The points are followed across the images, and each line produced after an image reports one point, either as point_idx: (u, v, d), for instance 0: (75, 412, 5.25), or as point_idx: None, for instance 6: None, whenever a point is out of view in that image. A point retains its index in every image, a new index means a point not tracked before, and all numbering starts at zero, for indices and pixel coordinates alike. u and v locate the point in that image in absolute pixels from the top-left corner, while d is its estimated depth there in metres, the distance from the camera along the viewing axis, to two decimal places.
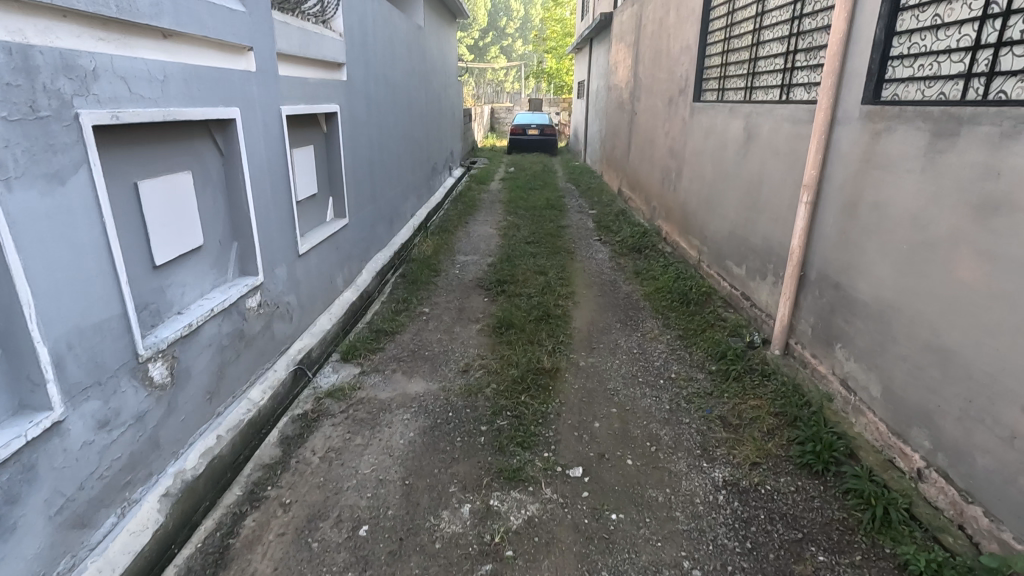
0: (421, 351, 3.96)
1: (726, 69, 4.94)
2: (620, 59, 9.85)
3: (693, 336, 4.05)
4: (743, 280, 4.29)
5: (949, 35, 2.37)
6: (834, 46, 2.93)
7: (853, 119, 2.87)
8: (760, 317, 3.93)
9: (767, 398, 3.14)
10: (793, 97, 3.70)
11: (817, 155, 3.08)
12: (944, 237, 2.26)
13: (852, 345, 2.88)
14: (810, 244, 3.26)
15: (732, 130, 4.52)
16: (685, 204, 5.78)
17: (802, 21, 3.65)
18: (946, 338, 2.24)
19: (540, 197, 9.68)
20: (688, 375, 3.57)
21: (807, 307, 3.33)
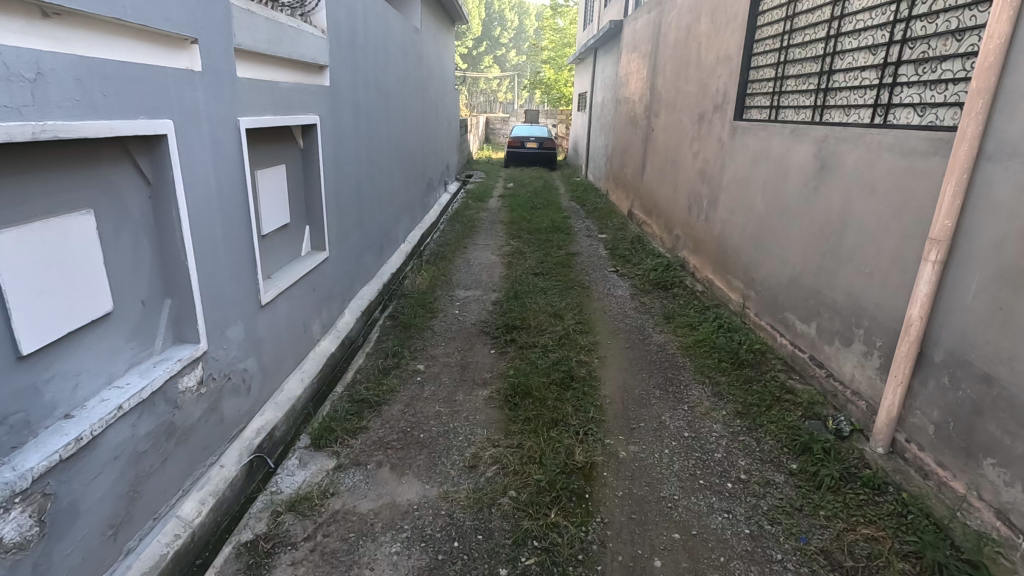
0: (416, 433, 3.13)
1: (782, 82, 4.19)
2: (632, 70, 9.10)
3: (758, 415, 3.24)
4: (813, 341, 3.52)
5: None
6: (989, 56, 2.21)
7: (1020, 155, 2.13)
8: (842, 395, 3.15)
9: (885, 525, 2.37)
10: (895, 121, 2.94)
11: (956, 201, 2.35)
12: None
13: (1019, 467, 2.10)
14: (936, 316, 2.50)
15: (795, 158, 3.76)
16: (721, 238, 5.02)
17: (908, 25, 2.90)
18: None
19: (545, 218, 8.90)
20: (764, 478, 2.75)
21: (926, 397, 2.55)
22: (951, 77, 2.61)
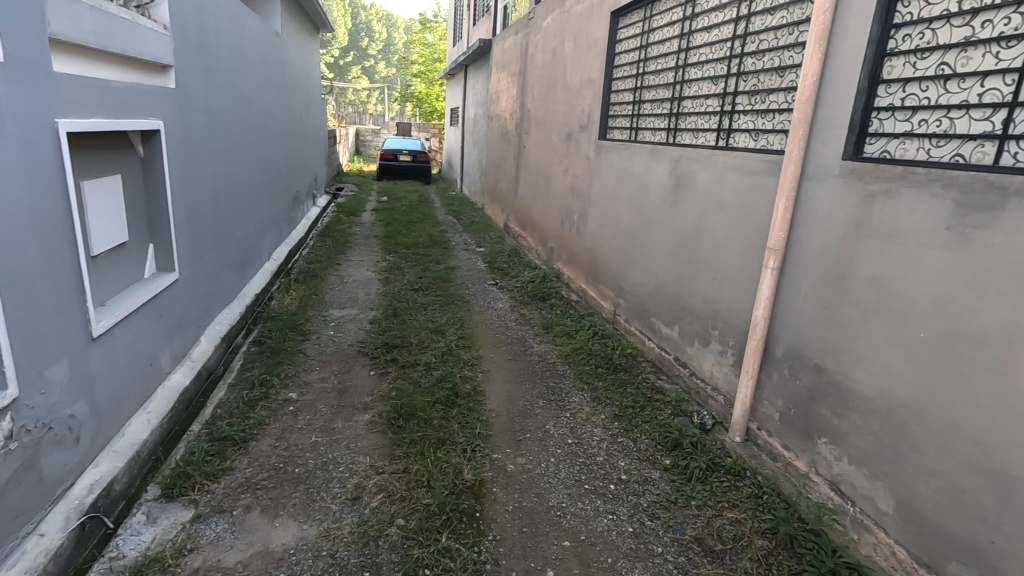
0: (289, 469, 2.86)
1: (640, 106, 4.55)
2: (502, 88, 9.37)
3: (634, 416, 3.44)
4: (676, 343, 3.84)
5: (966, 87, 2.07)
6: (806, 90, 2.58)
7: (832, 177, 2.52)
8: (703, 391, 3.47)
9: (745, 507, 2.61)
10: (735, 145, 3.33)
11: (786, 215, 2.70)
12: (993, 330, 1.87)
13: (845, 443, 2.46)
14: (776, 315, 2.86)
15: (655, 176, 4.10)
16: (592, 250, 5.30)
17: (742, 61, 3.31)
18: (1008, 461, 1.83)
19: (422, 232, 8.77)
20: (642, 476, 2.92)
21: (772, 388, 2.90)
22: (777, 107, 3.01)
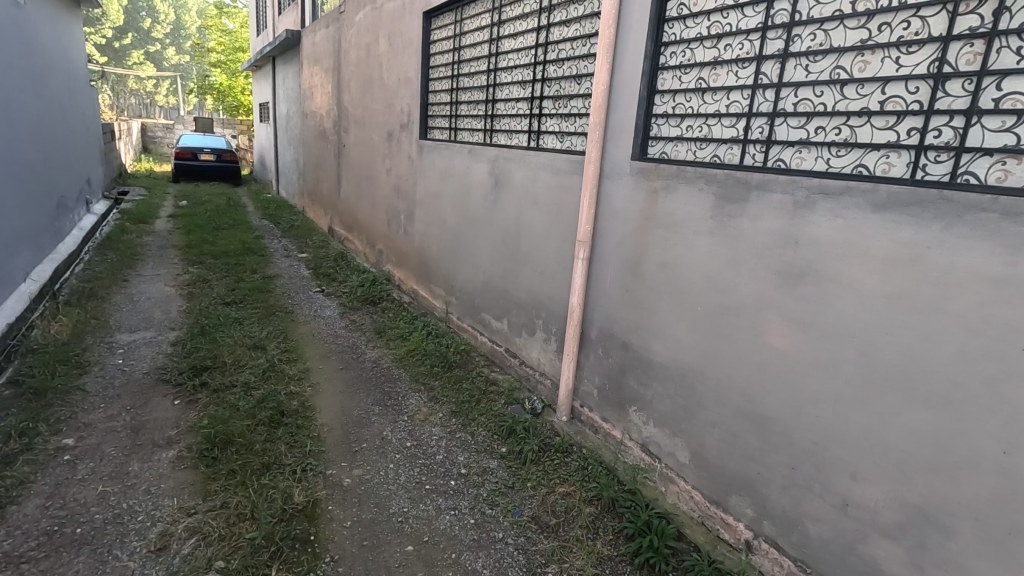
0: (69, 531, 2.37)
1: (457, 106, 4.63)
2: (316, 84, 8.85)
3: (470, 410, 3.51)
4: (506, 335, 4.02)
5: (717, 99, 2.47)
6: (600, 97, 2.87)
7: (624, 175, 2.84)
8: (533, 377, 3.70)
9: (574, 480, 2.83)
10: (544, 146, 3.58)
11: (591, 210, 2.98)
12: (748, 301, 2.27)
13: (650, 409, 2.80)
14: (589, 301, 3.15)
15: (475, 175, 4.23)
16: (421, 250, 5.29)
17: (545, 67, 3.56)
18: (765, 406, 2.24)
19: (233, 239, 7.92)
20: (481, 467, 3.00)
21: (590, 367, 3.20)
22: (577, 112, 3.30)
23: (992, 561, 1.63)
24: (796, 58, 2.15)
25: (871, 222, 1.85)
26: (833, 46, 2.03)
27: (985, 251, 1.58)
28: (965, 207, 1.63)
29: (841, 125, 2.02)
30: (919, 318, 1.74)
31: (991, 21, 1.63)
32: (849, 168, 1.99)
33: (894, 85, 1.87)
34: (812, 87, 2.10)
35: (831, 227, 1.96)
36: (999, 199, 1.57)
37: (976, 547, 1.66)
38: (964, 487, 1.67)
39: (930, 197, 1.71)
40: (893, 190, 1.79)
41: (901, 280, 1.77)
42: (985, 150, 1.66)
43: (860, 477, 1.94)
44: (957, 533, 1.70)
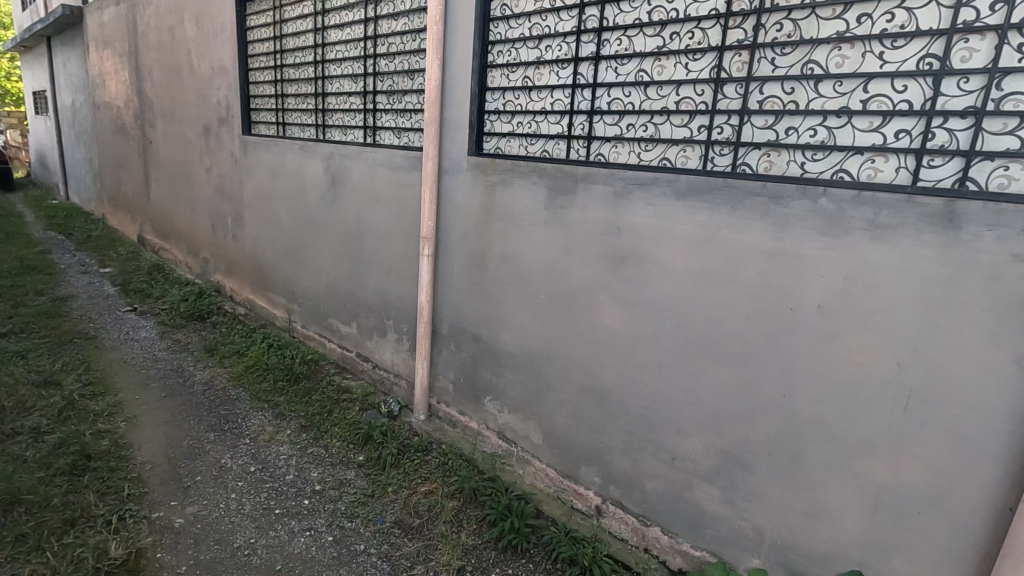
0: None
1: (283, 99, 4.30)
2: (108, 70, 7.62)
3: (321, 422, 3.31)
4: (356, 339, 3.86)
5: (543, 96, 2.61)
6: (433, 93, 2.87)
7: (462, 170, 2.88)
8: (388, 380, 3.61)
9: (436, 477, 2.82)
10: (381, 142, 3.48)
11: (432, 206, 2.97)
12: (582, 285, 2.44)
13: (504, 397, 2.89)
14: (437, 297, 3.15)
15: (309, 174, 3.98)
16: (254, 255, 4.85)
17: (376, 61, 3.45)
18: (604, 381, 2.44)
19: (6, 256, 6.53)
20: (338, 480, 2.85)
21: (444, 362, 3.21)
22: (412, 107, 3.26)
23: (783, 488, 1.95)
24: (607, 61, 2.35)
25: (676, 208, 2.09)
26: (636, 51, 2.25)
27: (762, 229, 1.88)
28: (744, 193, 1.91)
29: (647, 122, 2.25)
30: (718, 289, 2.01)
31: (752, 35, 1.92)
32: (656, 161, 2.23)
33: (685, 87, 2.13)
34: (621, 88, 2.32)
35: (645, 214, 2.19)
36: (767, 185, 1.87)
37: (771, 478, 1.98)
38: (760, 429, 1.98)
39: (718, 185, 1.98)
40: (691, 180, 2.04)
41: (702, 257, 2.04)
42: (758, 144, 1.95)
43: (683, 432, 2.20)
44: (757, 468, 2.01)
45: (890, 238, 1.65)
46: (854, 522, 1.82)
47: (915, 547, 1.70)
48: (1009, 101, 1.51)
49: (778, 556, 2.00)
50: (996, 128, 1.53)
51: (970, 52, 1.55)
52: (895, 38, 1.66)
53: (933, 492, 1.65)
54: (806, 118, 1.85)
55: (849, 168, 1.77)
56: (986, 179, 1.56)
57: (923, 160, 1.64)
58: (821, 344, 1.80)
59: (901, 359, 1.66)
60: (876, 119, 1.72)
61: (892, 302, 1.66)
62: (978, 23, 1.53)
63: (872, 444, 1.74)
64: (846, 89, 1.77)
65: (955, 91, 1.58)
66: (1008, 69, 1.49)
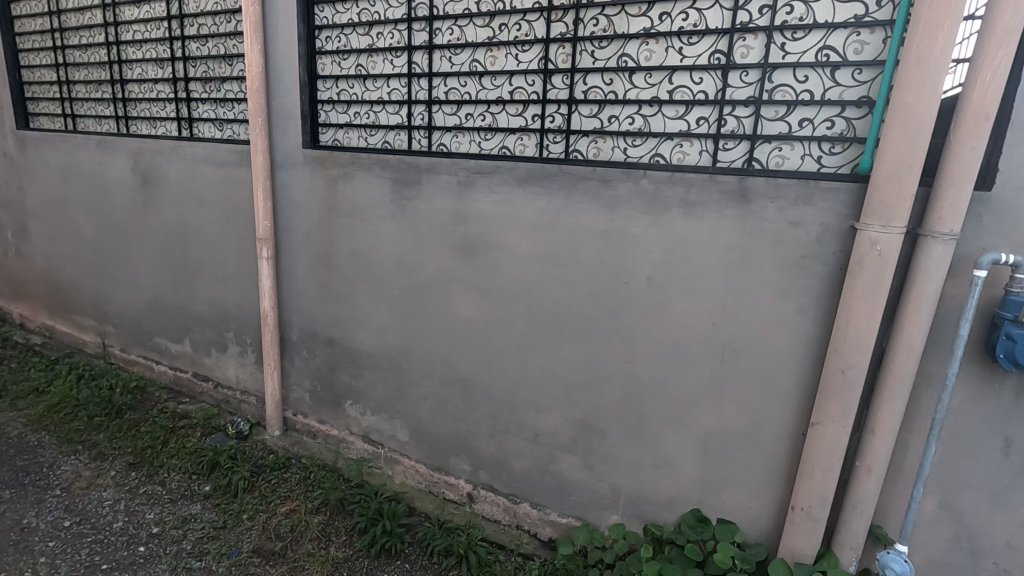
0: None
1: (69, 87, 3.64)
2: None
3: (154, 456, 2.90)
4: (191, 358, 3.45)
5: (378, 86, 2.52)
6: (255, 80, 2.62)
7: (298, 164, 2.69)
8: (234, 398, 3.28)
9: (297, 494, 2.63)
10: (200, 135, 3.11)
11: (267, 204, 2.73)
12: (435, 277, 2.43)
13: (365, 399, 2.79)
14: (282, 302, 2.92)
15: (112, 174, 3.44)
16: (48, 274, 4.08)
17: (185, 44, 3.06)
18: (465, 370, 2.46)
19: None
20: (180, 518, 2.53)
21: (297, 372, 3.00)
22: (234, 96, 2.96)
23: (633, 446, 2.14)
24: (440, 50, 2.34)
25: (518, 195, 2.16)
26: (468, 41, 2.27)
27: (595, 211, 2.02)
28: (577, 178, 2.03)
29: (484, 112, 2.28)
30: (561, 271, 2.13)
31: (573, 28, 2.04)
32: (496, 150, 2.28)
33: (517, 77, 2.19)
34: (456, 77, 2.32)
35: (490, 202, 2.23)
36: (596, 169, 2.00)
37: (622, 439, 2.15)
38: (608, 396, 2.14)
39: (554, 171, 2.08)
40: (529, 168, 2.12)
41: (546, 241, 2.14)
42: (586, 133, 2.08)
43: (542, 409, 2.30)
44: (608, 433, 2.18)
45: (701, 213, 1.86)
46: (691, 467, 2.05)
47: (740, 480, 1.97)
48: (779, 92, 1.78)
49: (633, 509, 2.18)
50: (772, 115, 1.80)
51: (748, 49, 1.80)
52: (690, 35, 1.86)
53: (750, 430, 1.92)
54: (625, 107, 2.01)
55: (663, 152, 1.97)
56: (767, 159, 1.82)
57: (720, 144, 1.87)
58: (653, 312, 1.99)
59: (715, 319, 1.90)
60: (681, 107, 1.92)
61: (705, 270, 1.88)
62: (751, 24, 1.78)
63: (699, 396, 1.98)
64: (655, 81, 1.95)
65: (739, 83, 1.83)
66: (776, 64, 1.76)
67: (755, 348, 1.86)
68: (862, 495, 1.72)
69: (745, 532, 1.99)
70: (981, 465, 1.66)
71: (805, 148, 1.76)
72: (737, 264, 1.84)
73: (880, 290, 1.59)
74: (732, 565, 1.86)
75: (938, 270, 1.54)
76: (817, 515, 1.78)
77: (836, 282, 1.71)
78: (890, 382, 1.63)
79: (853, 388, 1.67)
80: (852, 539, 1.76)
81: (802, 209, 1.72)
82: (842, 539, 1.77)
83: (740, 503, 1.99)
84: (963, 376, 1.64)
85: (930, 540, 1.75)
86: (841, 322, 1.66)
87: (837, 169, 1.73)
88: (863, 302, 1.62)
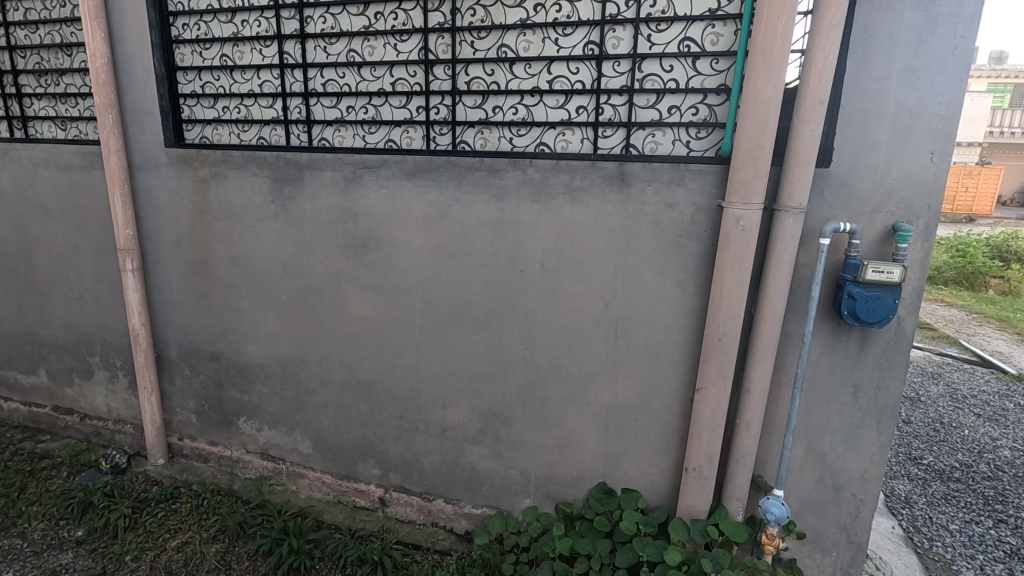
0: None
1: None
2: None
3: (10, 505, 2.53)
4: (48, 389, 3.04)
5: (248, 78, 2.35)
6: (100, 73, 2.33)
7: (162, 165, 2.44)
8: (106, 428, 2.94)
9: (190, 524, 2.41)
10: (37, 136, 2.73)
11: (126, 211, 2.45)
12: (326, 278, 2.32)
13: (260, 414, 2.61)
14: (156, 318, 2.65)
15: None
16: None
17: (10, 31, 2.67)
18: (365, 372, 2.38)
19: None
20: (48, 571, 2.22)
21: (179, 392, 2.74)
22: (76, 91, 2.62)
23: (539, 430, 2.19)
24: (314, 40, 2.22)
25: (406, 188, 2.11)
26: (343, 30, 2.17)
27: (485, 201, 2.03)
28: (465, 169, 2.03)
29: (366, 104, 2.20)
30: (456, 263, 2.12)
31: (450, 18, 2.02)
32: (381, 143, 2.21)
33: (397, 68, 2.14)
34: (333, 68, 2.22)
35: (378, 198, 2.16)
36: (484, 159, 2.00)
37: (528, 424, 2.19)
38: (512, 384, 2.17)
39: (441, 163, 2.05)
40: (417, 160, 2.08)
41: (438, 234, 2.11)
42: (472, 123, 2.08)
43: (448, 404, 2.29)
44: (514, 420, 2.21)
45: (586, 198, 1.93)
46: (594, 443, 2.13)
47: (638, 449, 2.09)
48: (648, 81, 1.88)
49: (544, 491, 2.24)
50: (644, 103, 1.90)
51: (619, 40, 1.88)
52: (564, 26, 1.91)
53: (644, 402, 2.04)
54: (508, 97, 2.02)
55: (548, 141, 2.01)
56: (643, 145, 1.93)
57: (599, 132, 1.95)
58: (549, 298, 2.04)
59: (606, 300, 1.98)
60: (562, 97, 1.97)
61: (593, 254, 1.96)
62: (620, 16, 1.86)
63: (596, 374, 2.06)
64: (534, 71, 1.98)
65: (612, 72, 1.90)
66: (644, 54, 1.85)
67: (644, 324, 1.97)
68: (744, 450, 1.89)
69: (646, 498, 2.11)
70: (837, 410, 1.88)
71: (675, 133, 1.89)
72: (622, 246, 1.93)
73: (746, 261, 1.74)
74: (637, 531, 1.97)
75: (791, 241, 1.71)
76: (707, 473, 1.93)
77: (709, 257, 1.85)
78: (759, 345, 1.80)
79: (729, 354, 1.82)
80: (738, 490, 1.93)
81: (675, 191, 1.84)
82: (730, 492, 1.93)
83: (640, 472, 2.10)
84: (818, 333, 1.84)
85: (801, 482, 1.96)
86: (715, 293, 1.80)
87: (704, 152, 1.87)
88: (732, 274, 1.76)
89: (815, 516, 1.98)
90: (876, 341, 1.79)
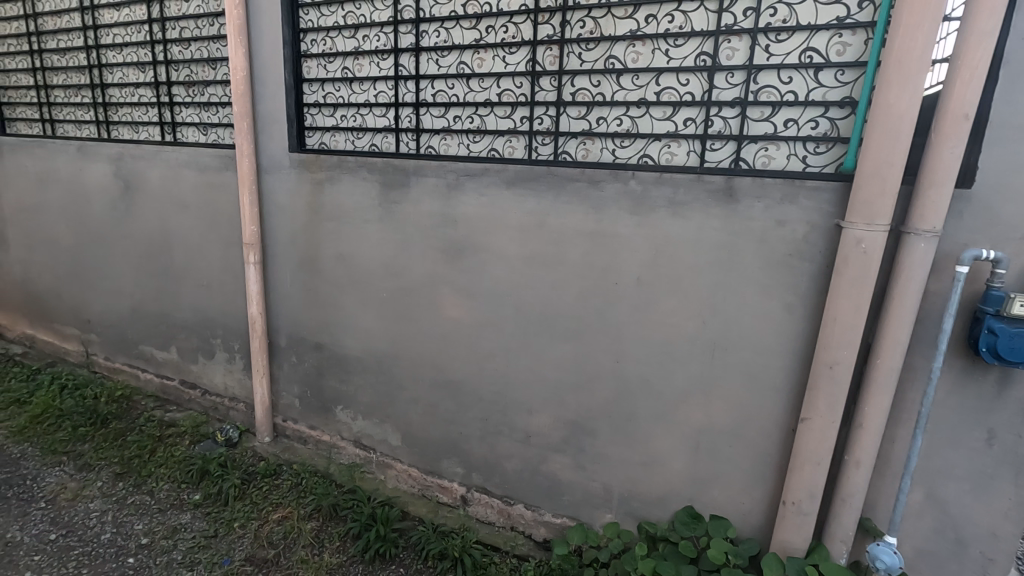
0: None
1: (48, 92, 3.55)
2: None
3: (142, 465, 2.85)
4: (177, 365, 3.40)
5: (365, 89, 2.51)
6: (239, 84, 2.59)
7: (285, 168, 2.67)
8: (222, 405, 3.25)
9: (289, 501, 2.60)
10: (183, 139, 3.07)
11: (253, 208, 2.70)
12: (424, 279, 2.42)
13: (355, 404, 2.77)
14: (270, 307, 2.89)
15: (94, 180, 3.37)
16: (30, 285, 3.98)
17: (167, 47, 3.02)
18: (455, 373, 2.45)
19: None
20: (170, 528, 2.49)
21: (286, 377, 2.97)
22: (218, 100, 2.93)
23: (624, 445, 2.15)
24: (427, 52, 2.33)
25: (506, 196, 2.16)
26: (455, 44, 2.27)
27: (584, 212, 2.03)
28: (565, 180, 2.05)
29: (473, 114, 2.28)
30: (551, 272, 2.14)
31: (560, 31, 2.05)
32: (484, 152, 2.28)
33: (504, 80, 2.20)
34: (444, 79, 2.32)
35: (477, 204, 2.23)
36: (584, 170, 2.01)
37: (614, 438, 2.17)
38: (599, 396, 2.15)
39: (542, 172, 2.08)
40: (518, 170, 2.13)
41: (534, 242, 2.14)
42: (575, 134, 2.09)
43: (533, 410, 2.31)
44: (599, 433, 2.19)
45: (688, 212, 1.88)
46: (682, 465, 2.07)
47: (729, 476, 2.00)
48: (764, 92, 1.80)
49: (626, 507, 2.20)
50: (758, 115, 1.82)
51: (734, 50, 1.82)
52: (676, 37, 1.88)
53: (739, 427, 1.95)
54: (613, 108, 2.02)
55: (652, 153, 1.98)
56: (754, 158, 1.85)
57: (708, 145, 1.89)
58: (643, 312, 2.01)
59: (703, 317, 1.92)
60: (669, 108, 1.94)
61: (692, 270, 1.90)
62: (737, 26, 1.80)
63: (689, 394, 1.99)
64: (642, 83, 1.96)
65: (725, 84, 1.85)
66: (761, 65, 1.78)
67: (744, 346, 1.88)
68: (851, 488, 1.75)
69: (735, 528, 2.01)
70: (964, 456, 1.69)
71: (791, 147, 1.79)
72: (725, 264, 1.86)
73: (865, 286, 1.62)
74: (725, 561, 1.88)
75: (921, 267, 1.57)
76: (806, 509, 1.81)
77: (822, 279, 1.74)
78: (875, 377, 1.66)
79: (840, 383, 1.70)
80: (840, 531, 1.79)
81: (787, 208, 1.75)
82: (832, 532, 1.80)
83: (729, 499, 2.01)
84: (946, 370, 1.67)
85: (915, 531, 1.79)
86: (827, 318, 1.69)
87: (822, 169, 1.76)
88: (848, 299, 1.65)
89: (931, 570, 1.79)
90: (1018, 383, 1.60)
